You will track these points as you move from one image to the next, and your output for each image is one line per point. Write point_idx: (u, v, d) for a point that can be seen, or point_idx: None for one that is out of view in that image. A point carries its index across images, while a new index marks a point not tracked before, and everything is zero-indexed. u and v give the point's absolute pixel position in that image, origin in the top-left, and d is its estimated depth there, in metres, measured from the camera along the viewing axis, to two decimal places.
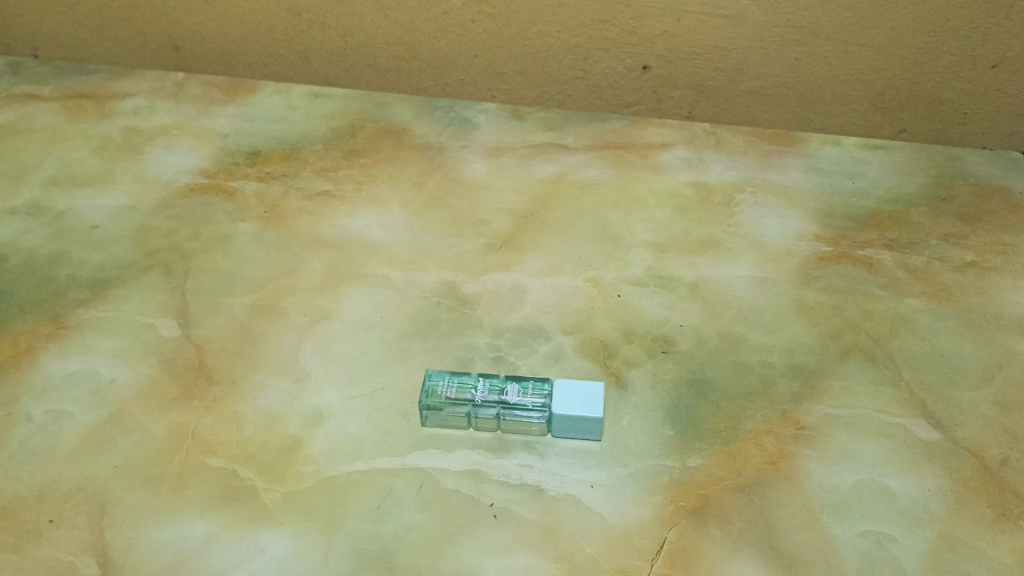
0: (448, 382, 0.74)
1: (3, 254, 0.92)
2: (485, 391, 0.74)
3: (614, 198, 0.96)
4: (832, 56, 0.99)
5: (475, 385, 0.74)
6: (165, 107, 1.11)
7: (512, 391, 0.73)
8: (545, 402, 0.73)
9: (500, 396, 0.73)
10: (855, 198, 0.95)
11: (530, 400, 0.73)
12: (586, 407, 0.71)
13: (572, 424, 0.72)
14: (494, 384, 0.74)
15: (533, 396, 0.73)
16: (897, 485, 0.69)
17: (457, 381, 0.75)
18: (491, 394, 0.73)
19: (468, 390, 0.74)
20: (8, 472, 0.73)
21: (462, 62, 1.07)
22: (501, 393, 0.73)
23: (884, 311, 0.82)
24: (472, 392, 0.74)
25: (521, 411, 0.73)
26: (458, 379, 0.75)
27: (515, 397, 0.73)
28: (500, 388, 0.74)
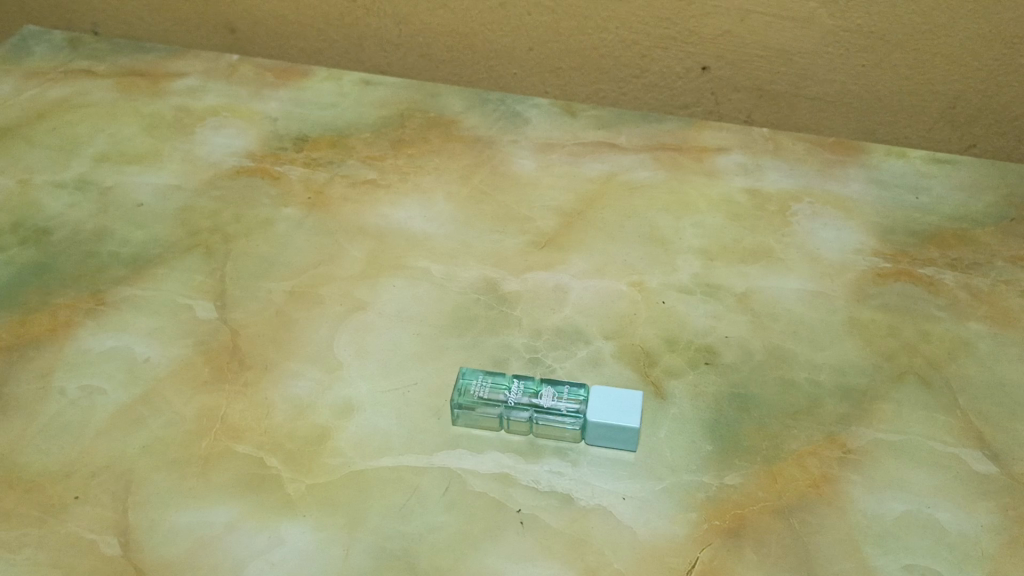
0: (481, 381, 0.73)
1: (49, 227, 0.93)
2: (518, 393, 0.71)
3: (664, 201, 0.93)
4: (901, 64, 0.96)
5: (509, 386, 0.72)
6: (217, 87, 1.11)
7: (546, 394, 0.71)
8: (579, 409, 0.70)
9: (532, 399, 0.71)
10: (918, 213, 0.90)
11: (565, 405, 0.71)
12: (622, 416, 0.69)
13: (606, 433, 0.69)
14: (529, 386, 0.72)
15: (569, 401, 0.71)
16: (947, 518, 0.65)
17: (489, 381, 0.73)
18: (524, 396, 0.71)
19: (500, 391, 0.72)
20: (38, 445, 0.73)
21: (517, 55, 1.05)
22: (535, 396, 0.71)
23: (943, 334, 0.78)
24: (504, 393, 0.71)
25: (555, 416, 0.70)
26: (492, 379, 0.73)
27: (549, 400, 0.71)
28: (534, 390, 0.72)
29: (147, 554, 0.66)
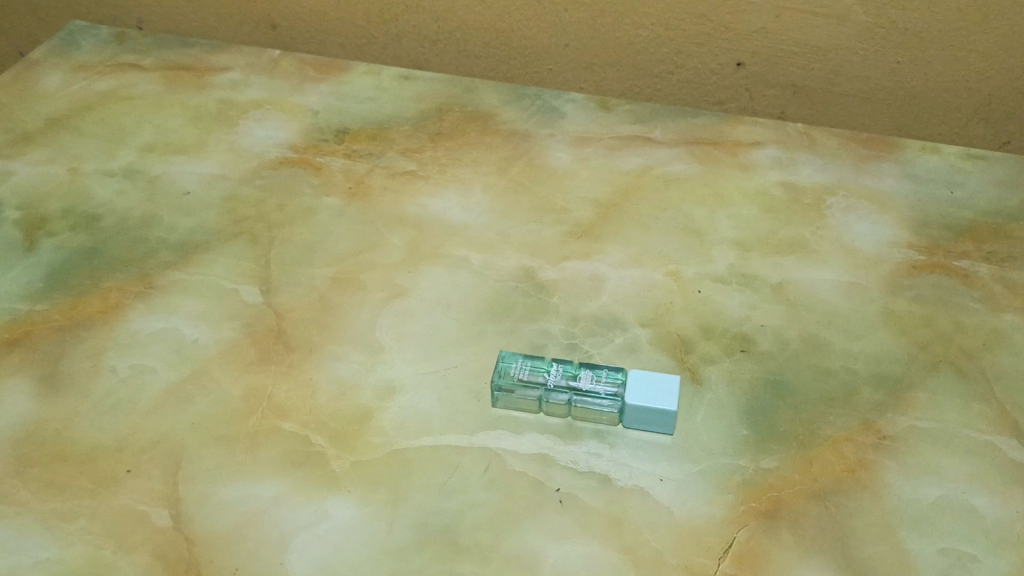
0: (519, 365, 0.74)
1: (99, 214, 0.96)
2: (557, 375, 0.73)
3: (700, 193, 0.94)
4: (936, 60, 0.96)
5: (548, 368, 0.74)
6: (260, 81, 1.14)
7: (584, 377, 0.73)
8: (618, 392, 0.72)
9: (571, 382, 0.73)
10: (954, 208, 0.91)
11: (603, 388, 0.72)
12: (660, 399, 0.70)
13: (644, 416, 0.70)
14: (567, 369, 0.74)
15: (607, 385, 0.72)
16: (982, 504, 0.66)
17: (528, 364, 0.74)
18: (563, 379, 0.73)
19: (539, 374, 0.73)
20: (91, 420, 0.75)
21: (553, 50, 1.07)
22: (574, 379, 0.73)
23: (978, 325, 0.79)
24: (543, 375, 0.73)
25: (593, 398, 0.72)
26: (531, 362, 0.74)
27: (588, 383, 0.72)
28: (573, 373, 0.73)
29: (197, 525, 0.68)
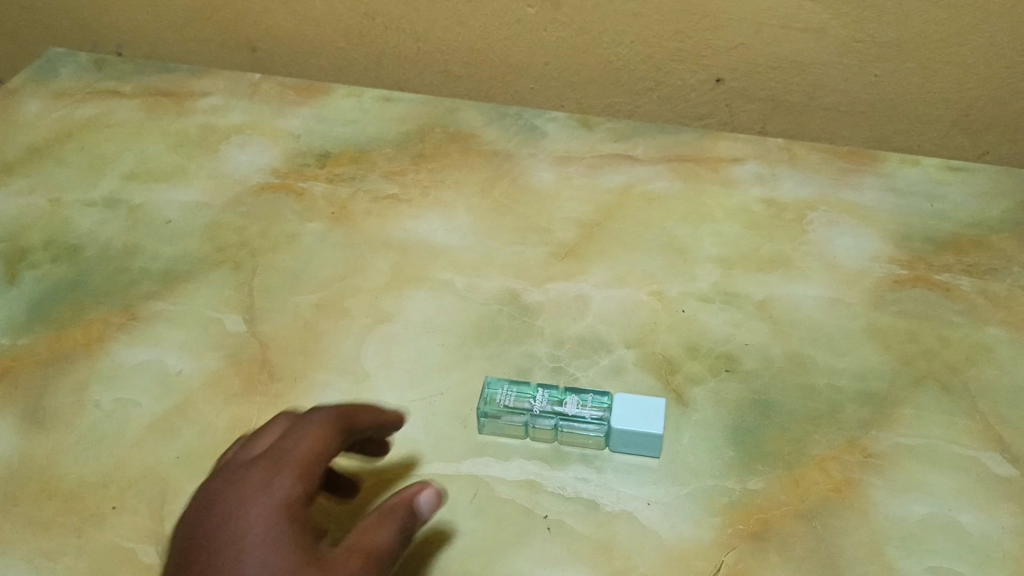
0: (504, 392, 0.74)
1: (81, 244, 0.95)
2: (543, 401, 0.73)
3: (682, 211, 0.94)
4: (914, 73, 0.96)
5: (532, 394, 0.74)
6: (240, 105, 1.13)
7: (570, 402, 0.73)
8: (603, 416, 0.72)
9: (557, 407, 0.73)
10: (935, 220, 0.91)
11: (588, 412, 0.72)
12: (644, 423, 0.70)
13: (630, 439, 0.70)
14: (552, 395, 0.74)
15: (592, 409, 0.72)
16: (969, 520, 0.66)
17: (513, 391, 0.74)
18: (549, 405, 0.73)
19: (524, 400, 0.73)
20: (75, 456, 0.75)
21: (534, 69, 1.07)
22: (560, 405, 0.73)
23: (961, 339, 0.79)
24: (527, 401, 0.73)
25: (579, 423, 0.72)
26: (517, 388, 0.74)
27: (573, 409, 0.72)
28: (558, 399, 0.73)
29: None
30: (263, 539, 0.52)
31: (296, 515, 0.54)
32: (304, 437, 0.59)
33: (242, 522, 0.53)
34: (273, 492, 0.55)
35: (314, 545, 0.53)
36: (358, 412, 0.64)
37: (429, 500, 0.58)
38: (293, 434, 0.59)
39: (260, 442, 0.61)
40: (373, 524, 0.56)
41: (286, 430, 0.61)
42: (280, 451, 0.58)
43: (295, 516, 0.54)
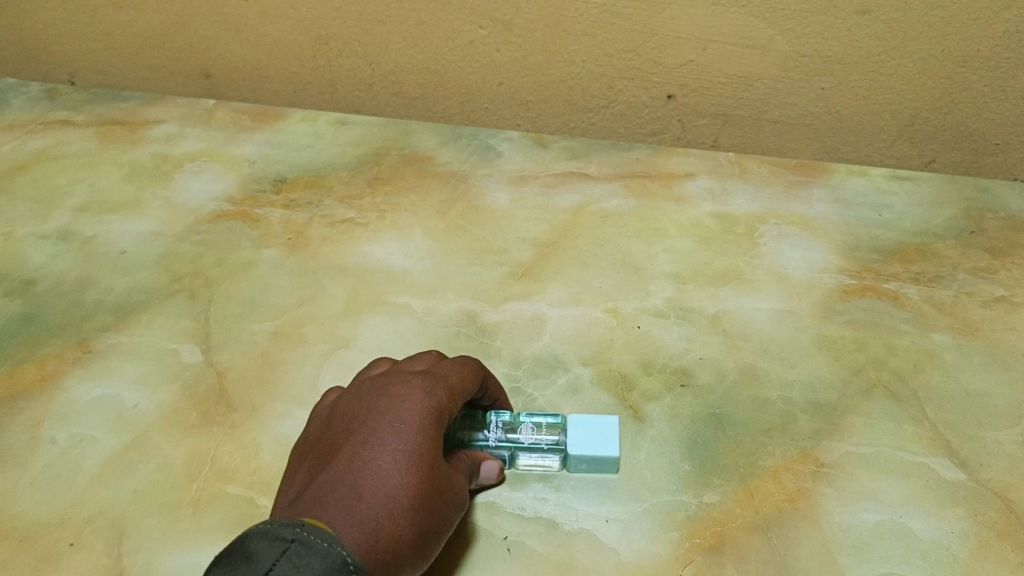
0: (455, 422, 0.73)
1: (33, 278, 0.94)
2: (496, 431, 0.72)
3: (636, 227, 0.96)
4: (858, 86, 0.95)
5: (484, 423, 0.73)
6: (194, 133, 1.13)
7: (523, 429, 0.72)
8: (559, 441, 0.72)
9: (510, 435, 0.72)
10: (882, 230, 0.93)
11: (543, 438, 0.72)
12: (602, 446, 0.71)
13: (586, 463, 0.71)
14: (504, 422, 0.73)
15: (546, 434, 0.72)
16: (919, 526, 0.67)
17: (464, 420, 0.73)
18: (502, 434, 0.72)
19: (476, 432, 0.72)
20: (29, 495, 0.74)
21: (486, 89, 1.06)
22: (513, 432, 0.72)
23: (908, 347, 0.81)
24: (480, 432, 0.72)
25: (536, 450, 0.72)
26: (467, 418, 0.73)
27: (527, 436, 0.72)
28: (511, 425, 0.73)
29: None
30: (397, 503, 0.57)
31: (429, 482, 0.60)
32: (445, 399, 0.65)
33: (378, 476, 0.58)
34: (419, 452, 0.60)
35: (429, 514, 0.59)
36: (472, 381, 0.69)
37: (488, 470, 0.70)
38: (432, 392, 0.64)
39: (390, 391, 0.64)
40: (459, 482, 0.65)
41: (428, 384, 0.65)
42: (419, 399, 0.63)
43: (429, 483, 0.60)
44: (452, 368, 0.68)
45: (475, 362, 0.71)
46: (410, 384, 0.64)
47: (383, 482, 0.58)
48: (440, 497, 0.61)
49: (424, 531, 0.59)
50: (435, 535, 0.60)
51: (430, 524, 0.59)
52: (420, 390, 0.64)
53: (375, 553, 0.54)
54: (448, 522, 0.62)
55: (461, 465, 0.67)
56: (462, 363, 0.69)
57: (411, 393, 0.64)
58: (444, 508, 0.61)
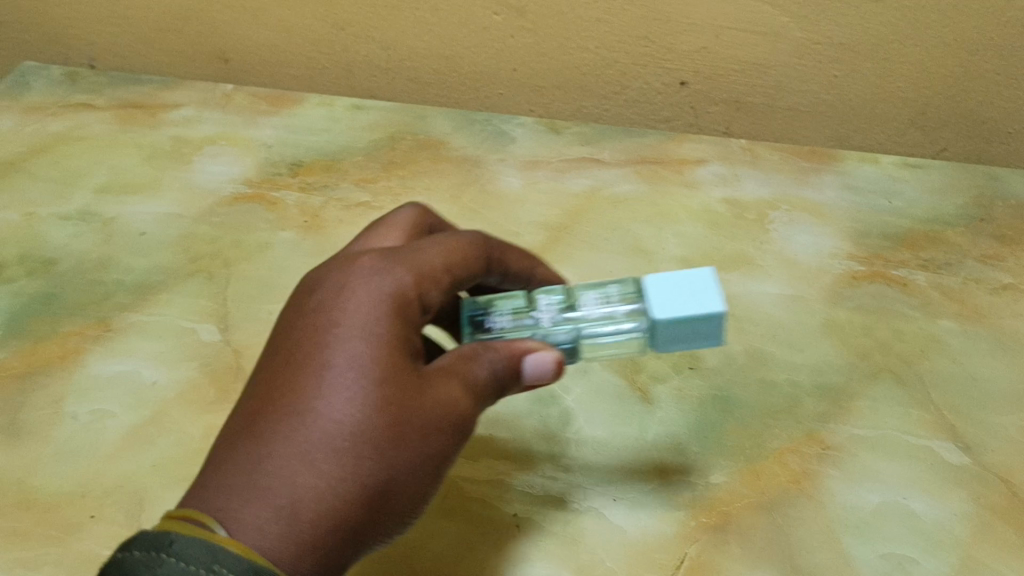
0: (495, 309, 0.63)
1: (55, 258, 0.97)
2: (547, 311, 0.62)
3: (647, 212, 0.97)
4: (872, 73, 0.94)
5: (535, 304, 0.63)
6: (212, 116, 1.15)
7: (585, 302, 0.61)
8: (634, 308, 0.58)
9: (570, 314, 0.62)
10: (891, 217, 0.94)
11: (614, 309, 0.60)
12: (694, 303, 0.55)
13: (677, 334, 0.56)
14: (559, 296, 0.63)
15: (616, 303, 0.60)
16: (921, 507, 0.68)
17: (509, 303, 0.63)
18: (555, 313, 0.62)
19: (526, 315, 0.63)
20: (52, 468, 0.76)
21: (500, 75, 1.06)
22: (571, 308, 0.62)
23: (915, 332, 0.82)
24: (529, 316, 0.62)
25: (602, 327, 0.60)
26: (506, 304, 0.63)
27: (593, 309, 0.61)
28: (565, 303, 0.62)
29: None
30: (343, 438, 0.51)
31: (386, 410, 0.52)
32: (408, 290, 0.57)
33: (321, 411, 0.51)
34: (367, 371, 0.53)
35: (391, 450, 0.52)
36: (456, 261, 0.62)
37: (542, 363, 0.58)
38: (389, 276, 0.58)
39: (339, 282, 0.57)
40: (461, 391, 0.56)
41: (380, 270, 0.58)
42: (365, 295, 0.56)
43: (384, 411, 0.52)
44: (428, 253, 0.61)
45: (469, 242, 0.64)
46: (364, 272, 0.58)
47: (325, 411, 0.51)
48: (410, 428, 0.53)
49: (387, 471, 0.52)
50: (414, 473, 0.53)
51: (397, 461, 0.52)
52: (374, 282, 0.57)
53: (336, 495, 0.50)
54: (438, 455, 0.54)
55: (482, 367, 0.57)
56: (444, 245, 0.62)
57: (366, 286, 0.57)
58: (423, 439, 0.53)
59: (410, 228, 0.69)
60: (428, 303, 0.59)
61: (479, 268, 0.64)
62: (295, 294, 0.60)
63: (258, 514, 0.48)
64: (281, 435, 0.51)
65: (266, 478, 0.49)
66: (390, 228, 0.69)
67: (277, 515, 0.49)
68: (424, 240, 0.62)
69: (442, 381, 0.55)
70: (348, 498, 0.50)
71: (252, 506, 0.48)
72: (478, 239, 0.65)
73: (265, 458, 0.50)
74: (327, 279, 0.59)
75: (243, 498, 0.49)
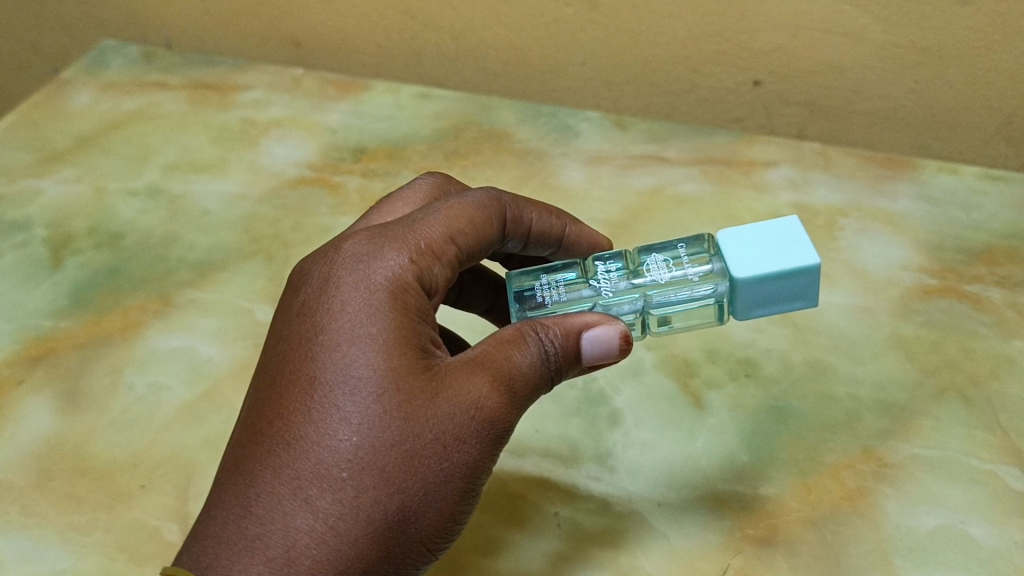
0: (547, 283, 0.64)
1: (123, 233, 1.00)
2: (609, 282, 0.63)
3: (710, 213, 0.96)
4: (955, 80, 0.87)
5: (594, 275, 0.63)
6: (282, 99, 1.16)
7: (651, 267, 0.61)
8: (712, 270, 0.59)
9: (635, 280, 0.62)
10: (968, 230, 0.90)
11: (687, 272, 0.60)
12: (781, 262, 0.55)
13: (765, 292, 0.56)
14: (620, 267, 0.63)
15: (688, 267, 0.60)
16: (981, 533, 0.65)
17: (565, 276, 0.64)
18: (619, 283, 0.62)
19: (583, 286, 0.63)
20: (107, 436, 0.78)
21: (569, 68, 1.03)
22: (638, 277, 0.62)
23: (987, 351, 0.78)
24: (588, 286, 0.63)
25: (672, 297, 0.61)
26: (561, 278, 0.64)
27: (661, 273, 0.61)
28: (630, 271, 0.63)
29: None
30: (338, 470, 0.51)
31: (384, 431, 0.52)
32: (403, 276, 0.57)
33: (326, 432, 0.52)
34: (359, 389, 0.53)
35: (397, 471, 0.52)
36: (460, 225, 0.62)
37: (604, 338, 0.57)
38: (378, 265, 0.57)
39: (328, 278, 0.57)
40: (490, 388, 0.54)
41: (368, 260, 0.58)
42: (355, 293, 0.56)
43: (381, 433, 0.52)
44: (426, 227, 0.60)
45: (475, 205, 0.64)
46: (352, 265, 0.57)
47: (317, 441, 0.52)
48: (417, 443, 0.52)
49: (396, 495, 0.51)
50: (434, 488, 0.53)
51: (406, 481, 0.52)
52: (365, 272, 0.57)
53: (348, 515, 0.51)
54: (465, 461, 0.53)
55: (519, 353, 0.56)
56: (444, 213, 0.62)
57: (355, 280, 0.57)
58: (439, 450, 0.53)
59: (423, 200, 0.71)
60: (431, 280, 0.58)
61: (485, 232, 0.64)
62: (287, 289, 0.60)
63: (251, 565, 0.49)
64: (287, 458, 0.52)
65: (260, 523, 0.50)
66: (401, 202, 0.70)
67: (273, 564, 0.49)
68: (422, 213, 0.62)
69: (459, 379, 0.54)
70: (365, 515, 0.51)
71: (244, 555, 0.50)
72: (485, 200, 0.65)
73: (270, 484, 0.51)
74: (314, 272, 0.58)
75: (237, 550, 0.50)
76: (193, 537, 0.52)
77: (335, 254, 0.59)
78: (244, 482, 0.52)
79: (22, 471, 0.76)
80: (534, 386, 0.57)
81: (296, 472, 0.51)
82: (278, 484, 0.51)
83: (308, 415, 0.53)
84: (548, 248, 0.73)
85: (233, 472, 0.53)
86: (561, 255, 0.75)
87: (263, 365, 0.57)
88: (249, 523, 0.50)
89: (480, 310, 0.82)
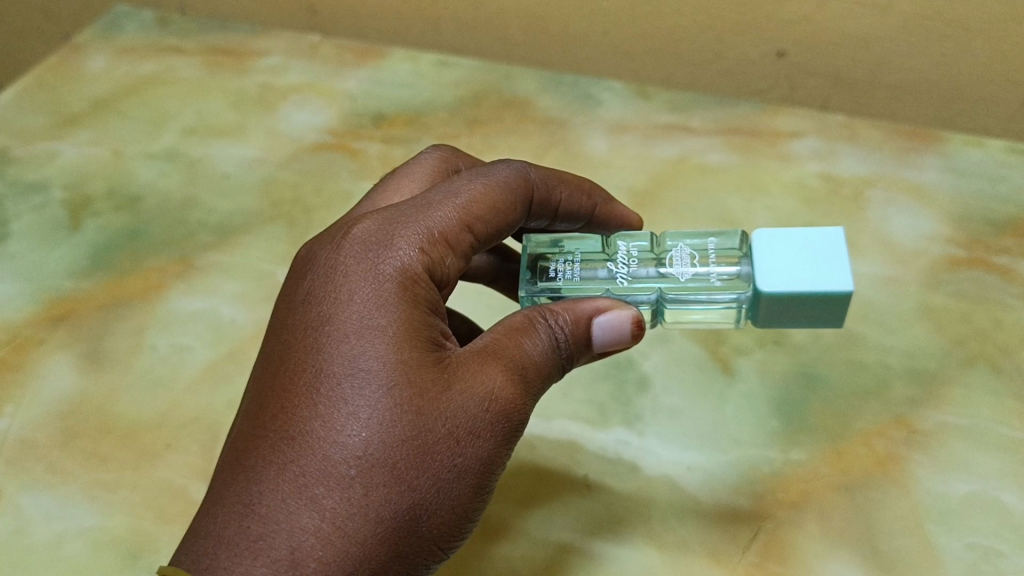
0: (566, 258, 0.60)
1: (142, 196, 0.99)
2: (630, 266, 0.59)
3: (737, 183, 0.95)
4: (983, 55, 0.85)
5: (616, 256, 0.60)
6: (300, 65, 1.15)
7: (677, 258, 0.58)
8: (739, 273, 0.55)
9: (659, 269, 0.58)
10: (995, 203, 0.89)
11: (712, 271, 0.56)
12: (817, 279, 0.51)
13: (793, 307, 0.52)
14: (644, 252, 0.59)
15: (714, 265, 0.56)
16: (1013, 500, 0.65)
17: (586, 253, 0.61)
18: (640, 269, 0.58)
19: (602, 267, 0.60)
20: (131, 396, 0.78)
21: (590, 38, 1.01)
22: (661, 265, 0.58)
23: (1016, 322, 0.77)
24: (604, 267, 0.59)
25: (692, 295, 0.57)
26: (582, 256, 0.60)
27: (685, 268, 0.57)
28: (654, 258, 0.59)
29: None
30: (345, 468, 0.49)
31: (394, 426, 0.50)
32: (414, 263, 0.55)
33: (335, 427, 0.50)
34: (367, 383, 0.51)
35: (407, 469, 0.50)
36: (480, 211, 0.59)
37: (616, 324, 0.55)
38: (386, 253, 0.56)
39: (332, 267, 0.56)
40: (502, 380, 0.53)
41: (375, 247, 0.56)
42: (362, 284, 0.54)
43: (391, 428, 0.50)
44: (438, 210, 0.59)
45: (503, 184, 0.61)
46: (358, 253, 0.56)
47: (323, 437, 0.50)
48: (428, 439, 0.51)
49: (407, 493, 0.50)
50: (445, 485, 0.51)
51: (416, 479, 0.50)
52: (373, 261, 0.55)
53: (356, 514, 0.49)
54: (478, 457, 0.52)
55: (530, 341, 0.55)
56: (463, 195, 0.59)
57: (364, 269, 0.55)
58: (451, 446, 0.51)
59: (431, 174, 0.70)
60: (444, 271, 0.56)
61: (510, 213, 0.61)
62: (292, 274, 0.59)
63: (255, 567, 0.47)
64: (293, 455, 0.50)
65: (264, 522, 0.48)
66: (409, 178, 0.69)
67: (277, 565, 0.47)
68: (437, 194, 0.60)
69: (471, 370, 0.53)
70: (376, 514, 0.49)
71: (248, 556, 0.47)
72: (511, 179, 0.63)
73: (275, 482, 0.49)
74: (319, 258, 0.57)
75: (239, 550, 0.48)
76: (191, 536, 0.50)
77: (342, 240, 0.57)
78: (248, 479, 0.50)
79: (45, 430, 0.76)
80: (546, 375, 0.56)
81: (301, 470, 0.49)
82: (282, 481, 0.49)
83: (316, 410, 0.51)
84: (577, 224, 0.72)
85: (235, 469, 0.51)
86: (587, 231, 0.74)
87: (266, 355, 0.55)
88: (252, 523, 0.48)
89: (486, 280, 0.81)
